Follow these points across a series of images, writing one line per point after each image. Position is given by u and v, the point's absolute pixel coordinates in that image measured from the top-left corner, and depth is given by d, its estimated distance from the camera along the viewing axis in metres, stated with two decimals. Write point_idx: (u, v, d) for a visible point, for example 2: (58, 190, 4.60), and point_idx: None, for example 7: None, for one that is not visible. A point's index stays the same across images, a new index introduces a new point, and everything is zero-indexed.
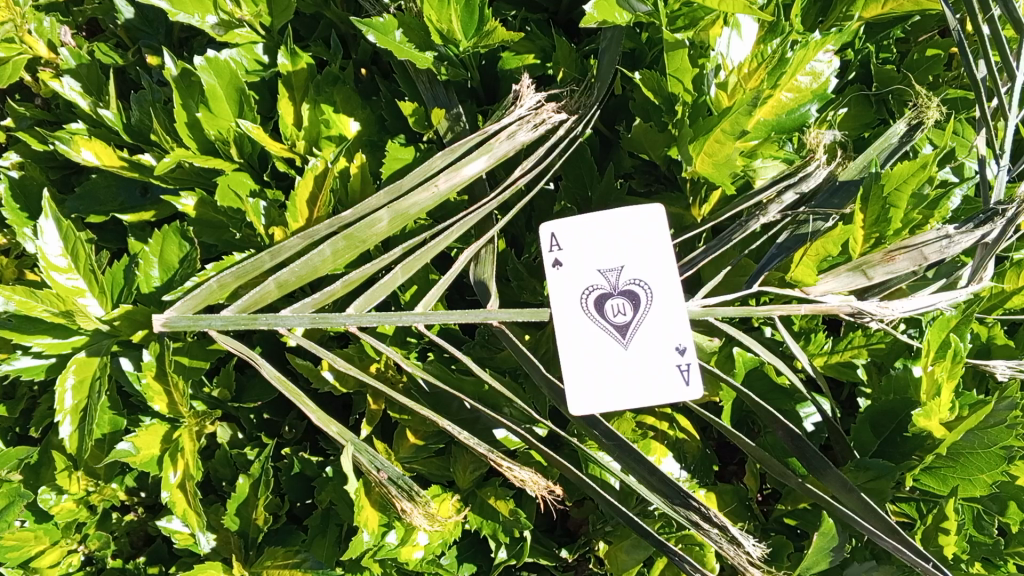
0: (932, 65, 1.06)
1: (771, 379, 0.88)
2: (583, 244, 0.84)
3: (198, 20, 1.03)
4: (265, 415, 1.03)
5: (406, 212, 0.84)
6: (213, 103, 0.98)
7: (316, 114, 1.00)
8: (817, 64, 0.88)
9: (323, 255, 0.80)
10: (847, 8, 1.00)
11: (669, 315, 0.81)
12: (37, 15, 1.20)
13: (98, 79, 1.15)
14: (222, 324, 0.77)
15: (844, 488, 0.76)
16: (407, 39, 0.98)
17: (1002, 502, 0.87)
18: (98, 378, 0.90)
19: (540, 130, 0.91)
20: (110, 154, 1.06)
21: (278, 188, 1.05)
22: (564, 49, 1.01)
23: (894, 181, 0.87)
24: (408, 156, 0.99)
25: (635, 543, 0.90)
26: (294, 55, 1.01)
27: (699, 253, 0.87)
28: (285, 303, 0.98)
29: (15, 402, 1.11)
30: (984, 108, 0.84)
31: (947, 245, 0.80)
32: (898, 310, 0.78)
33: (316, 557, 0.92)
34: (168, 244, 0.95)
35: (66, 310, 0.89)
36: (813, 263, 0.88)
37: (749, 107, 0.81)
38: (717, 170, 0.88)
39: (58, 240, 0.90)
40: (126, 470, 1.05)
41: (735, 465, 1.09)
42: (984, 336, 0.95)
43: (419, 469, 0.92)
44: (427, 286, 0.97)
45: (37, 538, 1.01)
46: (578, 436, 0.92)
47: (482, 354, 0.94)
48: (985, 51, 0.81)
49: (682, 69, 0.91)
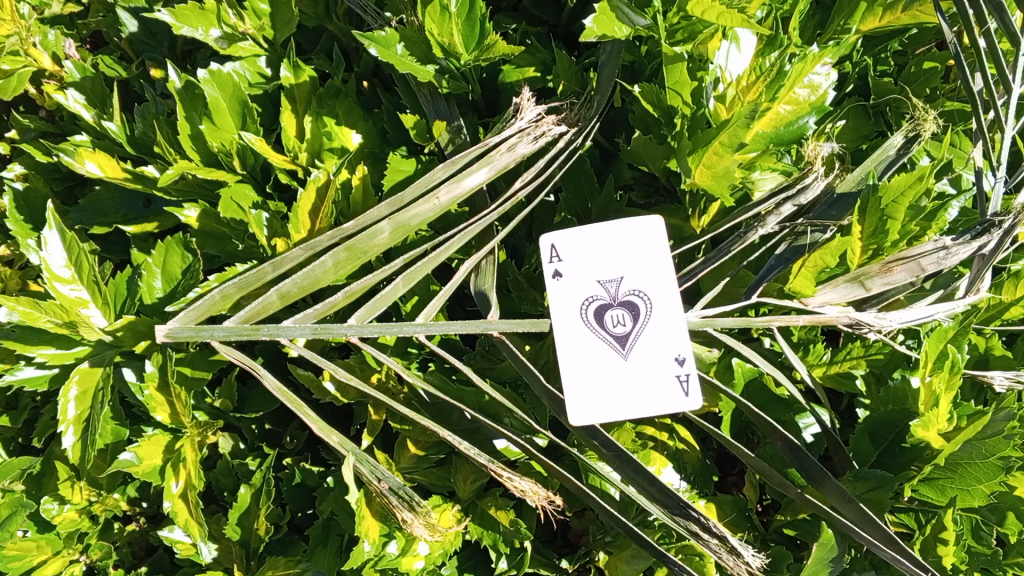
0: (929, 77, 1.08)
1: (770, 391, 0.89)
2: (582, 255, 0.84)
3: (202, 33, 1.05)
4: (267, 426, 1.04)
5: (407, 223, 0.85)
6: (216, 115, 0.99)
7: (319, 126, 1.01)
8: (815, 77, 0.88)
9: (324, 266, 0.81)
10: (844, 21, 1.01)
11: (668, 325, 0.82)
12: (42, 28, 1.21)
13: (102, 91, 1.16)
14: (225, 335, 0.78)
15: (843, 498, 0.76)
16: (408, 52, 0.99)
17: (1001, 512, 0.87)
18: (100, 388, 0.91)
19: (540, 143, 0.91)
20: (114, 166, 1.07)
21: (280, 200, 1.06)
22: (564, 62, 1.02)
23: (892, 193, 0.87)
24: (410, 168, 1.00)
25: (635, 553, 0.91)
26: (297, 67, 1.02)
27: (698, 264, 0.87)
28: (286, 314, 0.99)
29: (18, 412, 1.12)
30: (981, 120, 0.84)
31: (945, 257, 0.81)
32: (895, 320, 0.79)
33: (317, 567, 0.93)
34: (170, 256, 0.96)
35: (69, 320, 0.89)
36: (810, 274, 0.91)
37: (747, 120, 0.82)
38: (716, 183, 0.89)
39: (62, 251, 0.91)
40: (128, 480, 1.06)
41: (735, 476, 1.09)
42: (982, 347, 0.95)
43: (419, 479, 0.93)
44: (428, 297, 0.98)
45: (40, 548, 1.01)
46: (579, 446, 0.92)
47: (482, 364, 0.94)
48: (982, 64, 0.81)
49: (681, 82, 0.92)
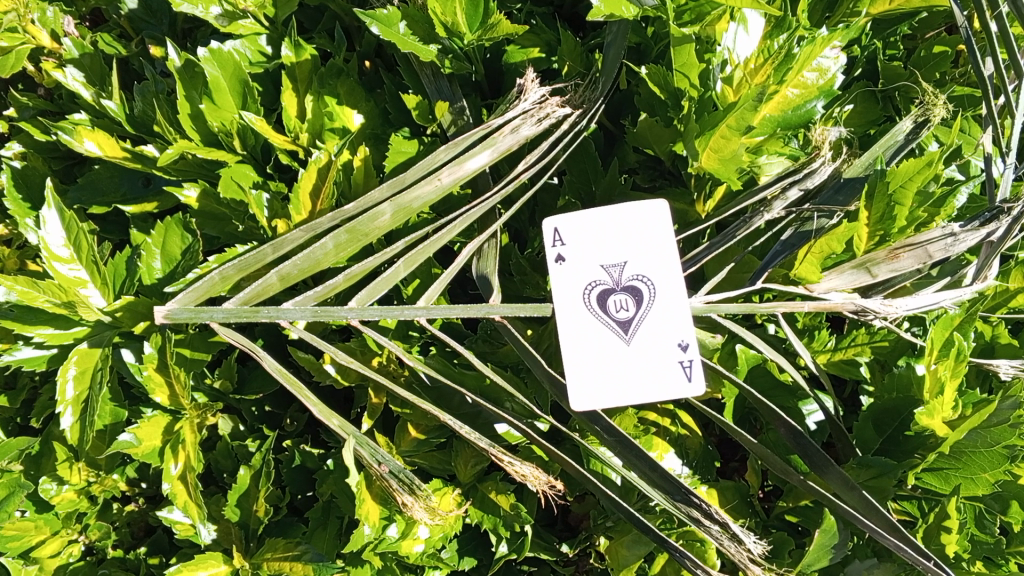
0: (940, 61, 1.06)
1: (773, 376, 0.88)
2: (585, 239, 0.83)
3: (202, 11, 1.02)
4: (267, 408, 1.03)
5: (409, 205, 0.83)
6: (216, 94, 0.98)
7: (319, 106, 1.00)
8: (823, 60, 0.87)
9: (325, 248, 0.80)
10: (855, 4, 0.98)
11: (673, 311, 0.80)
12: (40, 5, 1.19)
13: (101, 69, 1.14)
14: (224, 316, 0.77)
15: (845, 486, 0.76)
16: (411, 32, 0.98)
17: (1004, 501, 0.85)
18: (99, 369, 0.91)
19: (544, 125, 0.90)
20: (113, 145, 1.06)
21: (281, 180, 1.05)
22: (569, 42, 1.00)
23: (900, 178, 0.86)
24: (411, 149, 0.98)
25: (636, 538, 0.90)
26: (298, 46, 1.01)
27: (702, 249, 0.86)
28: (286, 296, 0.98)
29: (16, 393, 1.11)
30: (991, 105, 0.82)
31: (952, 243, 0.80)
32: (902, 307, 0.78)
33: (317, 549, 0.92)
34: (170, 236, 0.94)
35: (68, 300, 0.88)
36: (816, 260, 0.88)
37: (755, 103, 0.81)
38: (723, 166, 0.88)
39: (61, 230, 0.90)
40: (126, 461, 1.05)
41: (738, 462, 1.08)
42: (988, 335, 0.95)
43: (420, 462, 0.92)
44: (429, 280, 0.97)
45: (38, 528, 1.02)
46: (579, 430, 0.92)
47: (483, 348, 0.94)
48: (993, 49, 0.79)
49: (688, 63, 0.90)
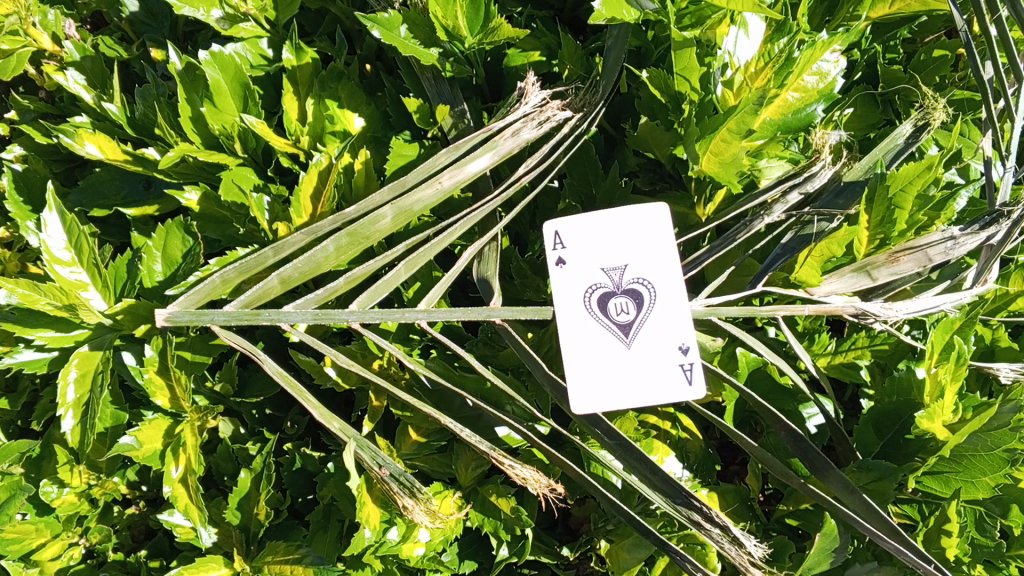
0: (939, 65, 1.06)
1: (773, 380, 0.88)
2: (586, 242, 0.84)
3: (203, 14, 1.03)
4: (268, 411, 1.03)
5: (410, 208, 0.83)
6: (217, 97, 0.98)
7: (320, 109, 1.01)
8: (823, 64, 0.86)
9: (326, 251, 0.80)
10: (853, 8, 0.99)
11: (674, 314, 0.81)
12: (41, 7, 1.19)
13: (102, 72, 1.14)
14: (224, 319, 0.77)
15: (845, 489, 0.76)
16: (412, 35, 0.98)
17: (1004, 504, 0.86)
18: (99, 372, 0.91)
19: (544, 128, 0.90)
20: (114, 147, 1.05)
21: (282, 183, 1.05)
22: (569, 46, 0.99)
23: (900, 181, 0.86)
24: (412, 152, 0.99)
25: (636, 541, 0.90)
26: (299, 50, 1.01)
27: (703, 252, 0.86)
28: (287, 299, 0.99)
29: (17, 395, 1.11)
30: (990, 109, 0.82)
31: (952, 247, 0.80)
32: (902, 311, 0.77)
33: (318, 552, 0.92)
34: (171, 239, 0.94)
35: (68, 303, 0.89)
36: (817, 264, 0.88)
37: (755, 107, 0.80)
38: (723, 170, 0.88)
39: (62, 233, 0.90)
40: (127, 464, 1.05)
41: (738, 465, 1.09)
42: (988, 339, 0.95)
43: (420, 465, 0.92)
44: (430, 283, 0.97)
45: (38, 531, 1.01)
46: (579, 434, 0.92)
47: (484, 351, 0.94)
48: (993, 53, 0.79)
49: (689, 67, 0.90)
